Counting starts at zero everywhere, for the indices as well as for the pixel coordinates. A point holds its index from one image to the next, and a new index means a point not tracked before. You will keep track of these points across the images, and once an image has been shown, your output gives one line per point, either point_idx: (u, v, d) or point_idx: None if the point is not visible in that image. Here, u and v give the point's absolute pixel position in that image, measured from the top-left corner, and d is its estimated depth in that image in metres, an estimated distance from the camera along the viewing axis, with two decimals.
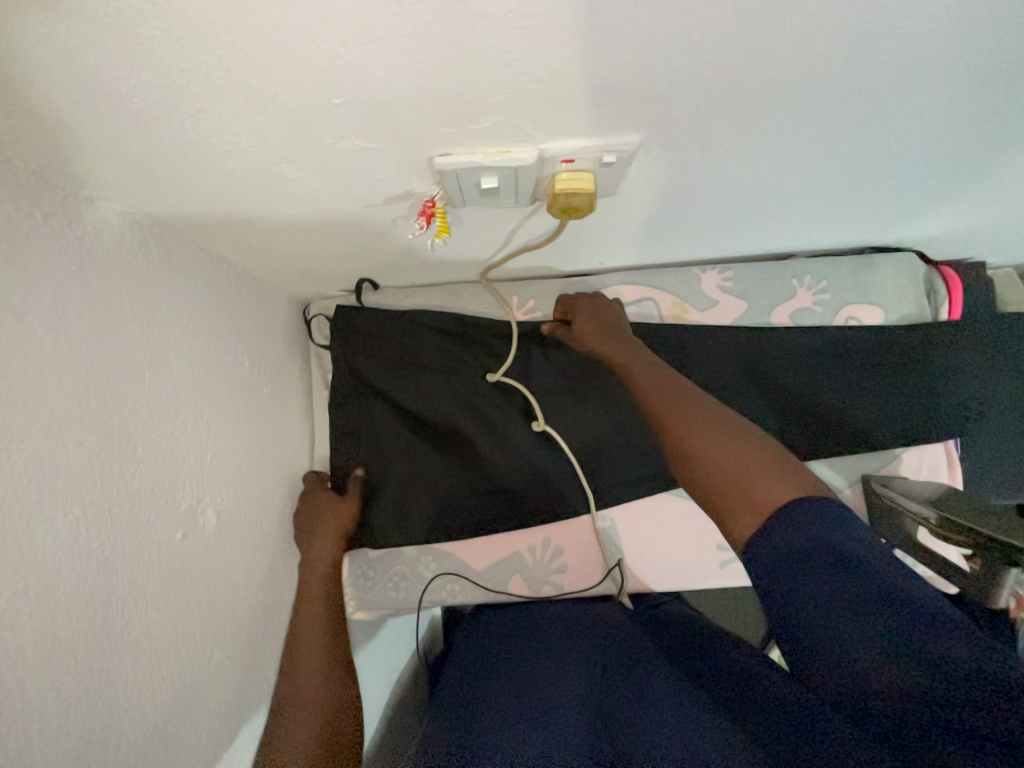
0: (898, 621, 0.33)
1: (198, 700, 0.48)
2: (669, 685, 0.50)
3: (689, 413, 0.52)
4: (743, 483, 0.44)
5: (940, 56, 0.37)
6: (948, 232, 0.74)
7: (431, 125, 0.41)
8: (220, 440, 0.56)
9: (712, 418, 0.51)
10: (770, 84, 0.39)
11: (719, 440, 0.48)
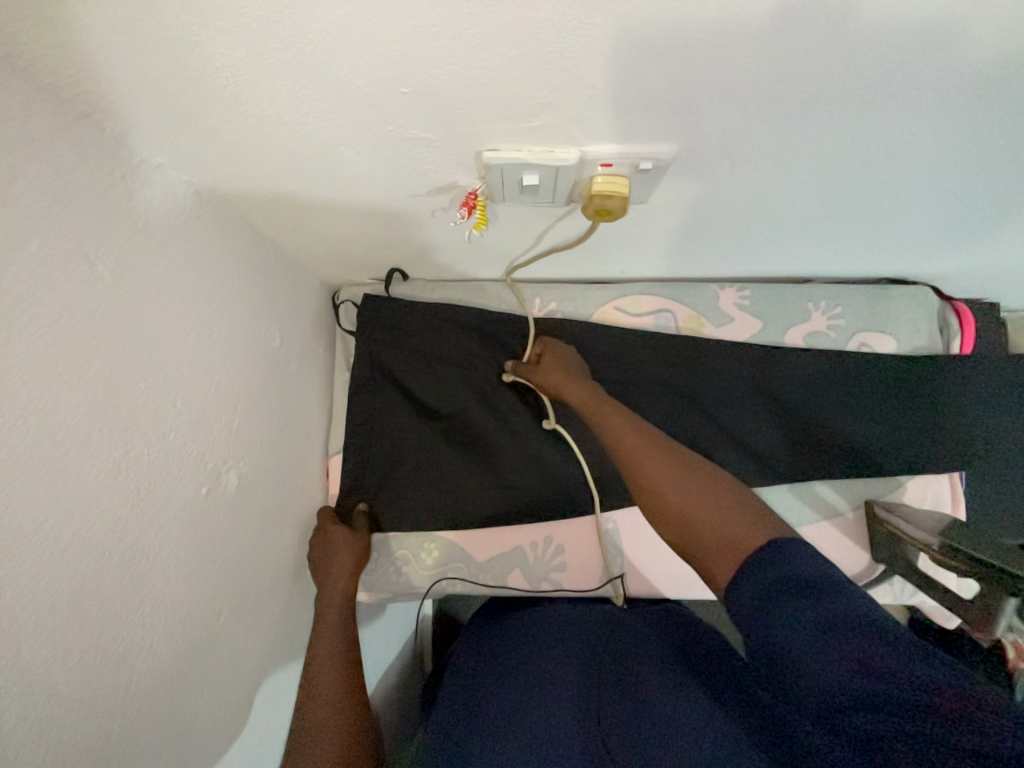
0: (867, 645, 0.34)
1: (217, 629, 0.53)
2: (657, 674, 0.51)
3: (666, 465, 0.56)
4: (717, 531, 0.48)
5: (1001, 76, 0.36)
6: (956, 269, 0.76)
7: (483, 119, 0.40)
8: (247, 401, 0.60)
9: (688, 468, 0.55)
10: (824, 97, 0.38)
11: (693, 493, 0.52)
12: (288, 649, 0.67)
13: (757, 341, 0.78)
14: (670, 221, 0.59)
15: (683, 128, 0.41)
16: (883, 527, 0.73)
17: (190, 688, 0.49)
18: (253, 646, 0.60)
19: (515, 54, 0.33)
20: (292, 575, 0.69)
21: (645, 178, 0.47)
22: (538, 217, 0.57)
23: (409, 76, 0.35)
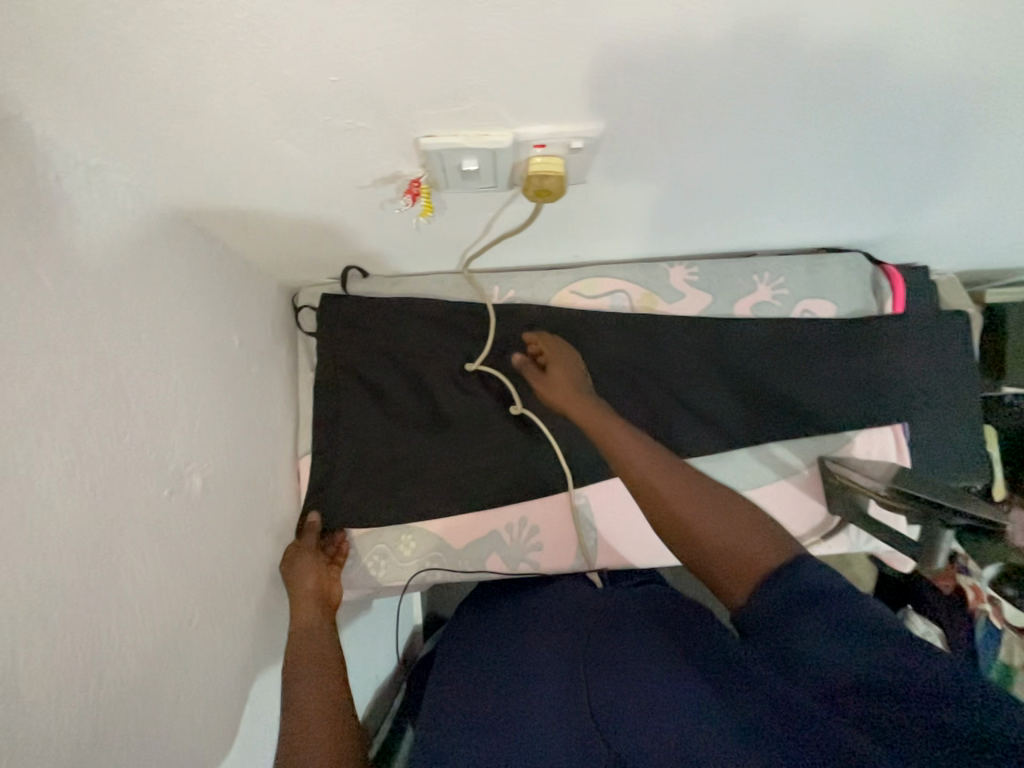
0: (894, 652, 0.36)
1: (190, 631, 0.53)
2: (639, 647, 0.51)
3: (679, 482, 0.53)
4: (733, 552, 0.47)
5: (892, 53, 0.40)
6: (883, 235, 0.81)
7: (415, 105, 0.41)
8: (207, 403, 0.60)
9: (700, 485, 0.53)
10: (733, 76, 0.41)
11: (714, 515, 0.50)
12: (269, 652, 0.67)
13: (708, 314, 0.82)
14: (613, 200, 0.62)
15: (608, 106, 0.43)
16: (837, 480, 0.77)
17: (166, 691, 0.49)
18: (230, 649, 0.60)
19: (437, 40, 0.35)
20: (268, 578, 0.69)
21: (579, 157, 0.50)
22: (484, 203, 0.59)
23: (337, 66, 0.37)
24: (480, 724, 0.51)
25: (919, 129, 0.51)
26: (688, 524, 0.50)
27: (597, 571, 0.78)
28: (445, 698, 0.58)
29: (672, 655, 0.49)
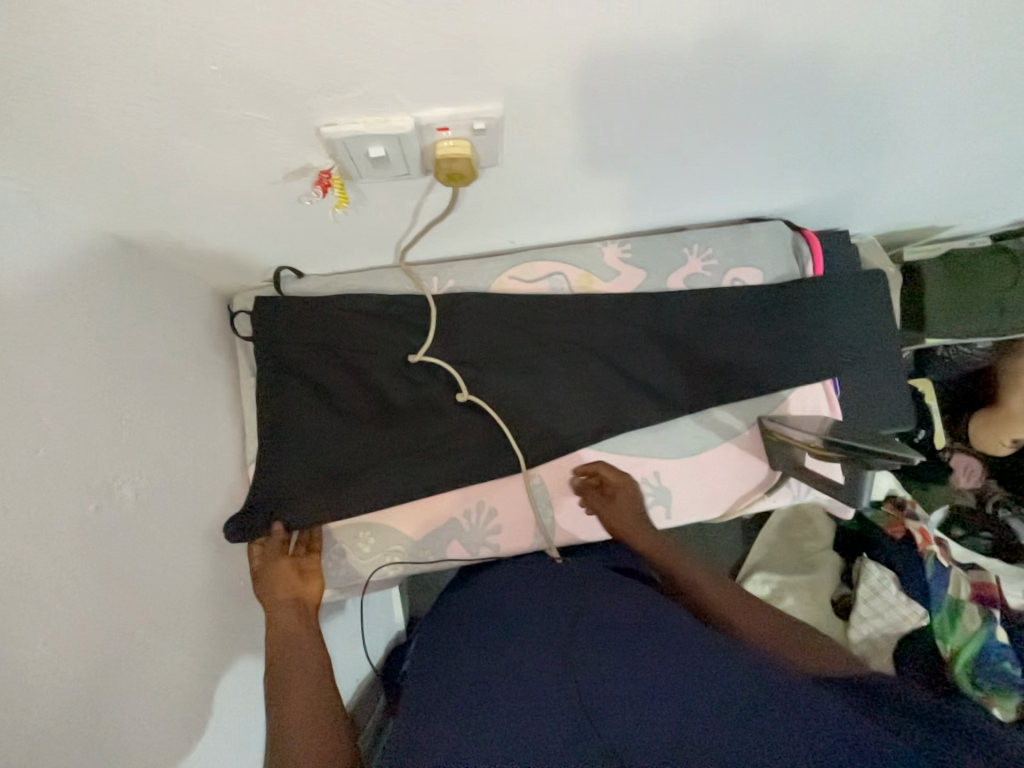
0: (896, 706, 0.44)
1: (135, 645, 0.52)
2: (622, 656, 0.57)
3: (746, 609, 0.64)
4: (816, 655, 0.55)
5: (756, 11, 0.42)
6: (798, 200, 0.86)
7: (305, 92, 0.41)
8: (135, 413, 0.59)
9: (757, 610, 0.64)
10: (611, 39, 0.43)
11: (765, 627, 0.60)
12: (228, 661, 0.66)
13: (643, 290, 0.84)
14: (532, 180, 0.63)
15: (499, 84, 0.45)
16: (775, 436, 0.81)
17: (111, 707, 0.49)
18: (184, 661, 0.59)
19: (309, 23, 0.36)
20: (219, 588, 0.68)
21: (485, 138, 0.51)
22: (405, 192, 0.60)
23: (213, 56, 0.37)
24: (475, 718, 0.55)
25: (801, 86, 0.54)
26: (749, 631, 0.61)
27: (557, 547, 0.80)
28: (438, 692, 0.62)
29: (669, 671, 0.53)
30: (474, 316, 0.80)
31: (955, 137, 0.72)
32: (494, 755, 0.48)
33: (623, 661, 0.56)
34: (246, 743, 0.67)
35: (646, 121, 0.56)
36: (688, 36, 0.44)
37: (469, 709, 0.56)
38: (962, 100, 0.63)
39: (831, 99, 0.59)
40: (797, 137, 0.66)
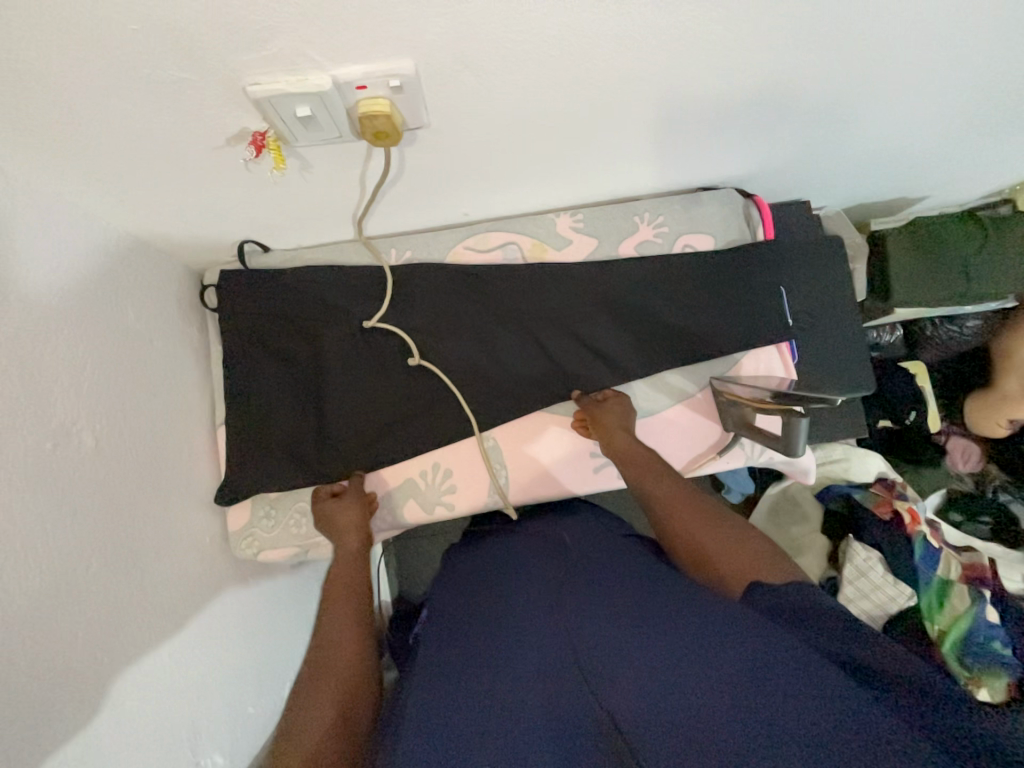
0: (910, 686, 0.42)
1: (89, 576, 0.57)
2: (621, 617, 0.55)
3: (694, 514, 0.67)
4: (747, 565, 0.60)
5: None
6: (748, 168, 0.87)
7: (226, 49, 0.46)
8: (96, 368, 0.63)
9: (707, 510, 0.68)
10: None
11: (705, 532, 0.64)
12: (189, 606, 0.70)
13: (596, 257, 0.87)
14: (469, 144, 0.66)
15: (405, 41, 0.48)
16: (724, 397, 0.83)
17: (62, 625, 0.52)
18: (144, 597, 0.63)
19: None
20: (178, 539, 0.72)
21: (405, 97, 0.54)
22: (345, 159, 0.64)
23: (132, 12, 0.42)
24: (472, 678, 0.53)
25: (708, 36, 0.56)
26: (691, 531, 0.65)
27: (511, 505, 0.82)
28: (428, 649, 0.62)
29: (671, 635, 0.50)
30: (429, 284, 0.84)
31: (893, 99, 0.73)
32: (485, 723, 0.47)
33: (622, 625, 0.53)
34: (208, 684, 0.70)
35: (563, 82, 0.59)
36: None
37: (455, 666, 0.56)
38: (889, 57, 0.64)
39: (755, 56, 0.61)
40: (729, 101, 0.68)
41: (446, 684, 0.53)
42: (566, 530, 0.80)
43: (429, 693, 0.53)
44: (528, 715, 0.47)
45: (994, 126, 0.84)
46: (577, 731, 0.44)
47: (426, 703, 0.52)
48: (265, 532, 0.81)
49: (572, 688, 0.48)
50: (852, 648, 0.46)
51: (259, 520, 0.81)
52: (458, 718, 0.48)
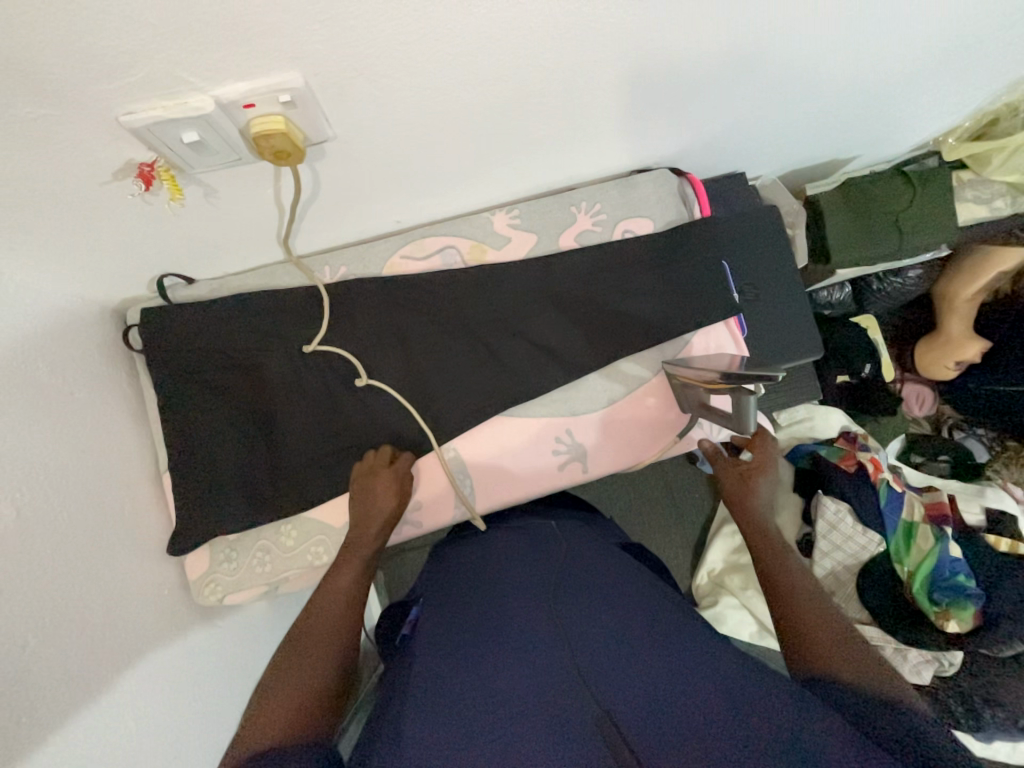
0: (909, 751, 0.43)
1: (25, 657, 0.53)
2: (619, 631, 0.57)
3: (792, 575, 0.65)
4: (836, 643, 0.55)
5: None
6: (679, 147, 0.87)
7: (86, 78, 0.42)
8: (8, 433, 0.59)
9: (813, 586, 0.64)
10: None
11: (808, 596, 0.62)
12: (151, 668, 0.67)
13: (536, 253, 0.85)
14: (382, 151, 0.63)
15: (287, 52, 0.45)
16: (678, 381, 0.82)
17: None
18: (97, 667, 0.60)
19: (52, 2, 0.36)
20: (131, 598, 0.68)
21: (300, 111, 0.51)
22: (250, 180, 0.60)
23: None
24: (475, 682, 0.53)
25: (608, 17, 0.54)
26: (777, 584, 0.65)
27: (479, 514, 0.81)
28: (426, 650, 0.62)
29: (674, 656, 0.53)
30: (369, 299, 0.81)
31: (810, 63, 0.73)
32: (486, 728, 0.47)
33: (618, 638, 0.56)
34: (184, 743, 0.67)
35: (466, 81, 0.57)
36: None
37: (452, 667, 0.56)
38: (795, 22, 0.64)
39: (667, 34, 0.59)
40: (646, 83, 0.67)
41: (446, 686, 0.54)
42: (558, 533, 0.81)
43: (430, 698, 0.53)
44: (533, 717, 0.48)
45: (910, 81, 0.85)
46: (576, 728, 0.46)
47: (430, 706, 0.52)
48: (228, 575, 0.77)
49: (570, 694, 0.50)
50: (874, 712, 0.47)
51: (219, 564, 0.78)
52: (459, 721, 0.49)
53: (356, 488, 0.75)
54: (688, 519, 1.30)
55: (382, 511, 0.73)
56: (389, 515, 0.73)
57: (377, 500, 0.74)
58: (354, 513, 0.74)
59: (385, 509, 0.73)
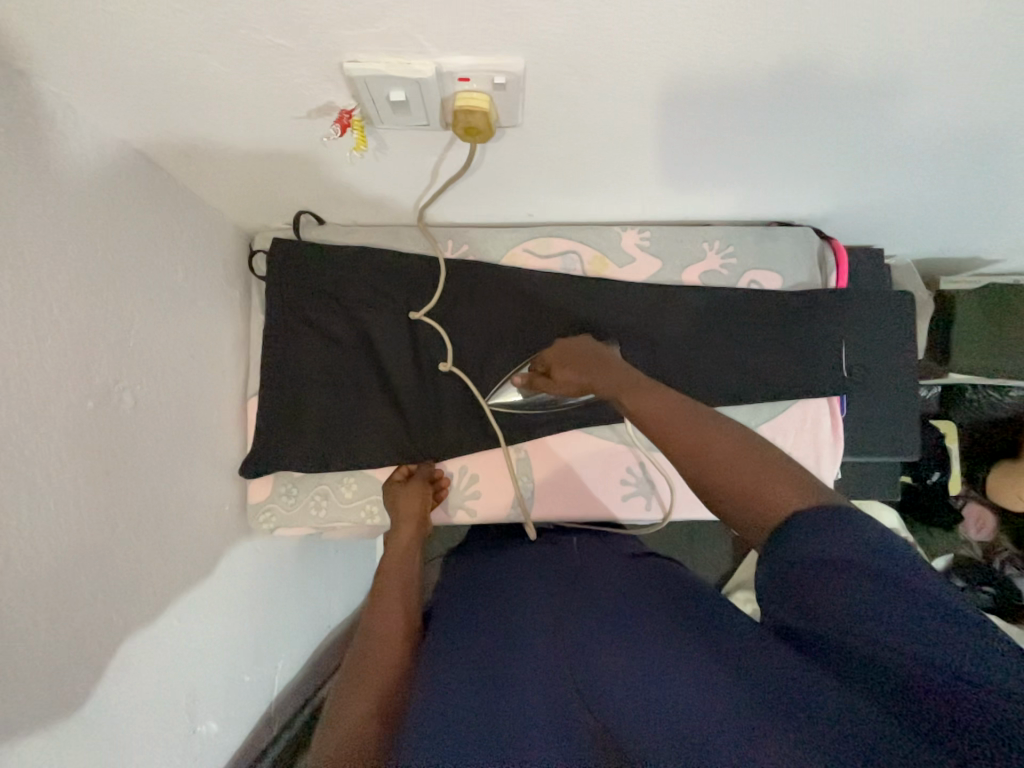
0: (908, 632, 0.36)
1: (113, 539, 0.56)
2: (631, 624, 0.53)
3: (695, 422, 0.53)
4: (770, 500, 0.45)
5: None
6: (830, 210, 0.83)
7: (332, 24, 0.43)
8: (143, 325, 0.62)
9: (724, 427, 0.51)
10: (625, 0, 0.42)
11: (711, 441, 0.50)
12: (202, 574, 0.70)
13: (655, 279, 0.84)
14: (555, 147, 0.63)
15: (521, 38, 0.45)
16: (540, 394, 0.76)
17: (85, 590, 0.52)
18: (161, 563, 0.63)
19: None
20: (200, 504, 0.72)
21: (505, 95, 0.51)
22: (423, 147, 0.61)
23: None
24: (484, 675, 0.50)
25: (825, 76, 0.53)
26: (684, 457, 0.51)
27: (532, 522, 0.81)
28: (438, 637, 0.59)
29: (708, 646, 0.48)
30: (483, 284, 0.81)
31: (1007, 162, 0.68)
32: (487, 730, 0.43)
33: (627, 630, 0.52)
34: (211, 651, 0.70)
35: (658, 103, 0.56)
36: (730, 6, 0.43)
37: (462, 672, 0.51)
38: (1019, 117, 0.60)
39: (884, 101, 0.57)
40: (833, 143, 0.64)
41: (454, 688, 0.49)
42: (586, 539, 0.76)
43: (437, 685, 0.49)
44: (537, 720, 0.43)
45: None
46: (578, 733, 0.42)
47: (439, 692, 0.48)
48: (285, 508, 0.80)
49: (571, 695, 0.46)
50: (834, 569, 0.39)
51: (279, 495, 0.80)
52: (463, 715, 0.45)
53: (386, 499, 0.77)
54: (698, 573, 1.25)
55: (411, 517, 0.75)
56: (417, 511, 0.75)
57: (406, 501, 0.76)
58: (399, 514, 0.75)
59: (410, 515, 0.75)
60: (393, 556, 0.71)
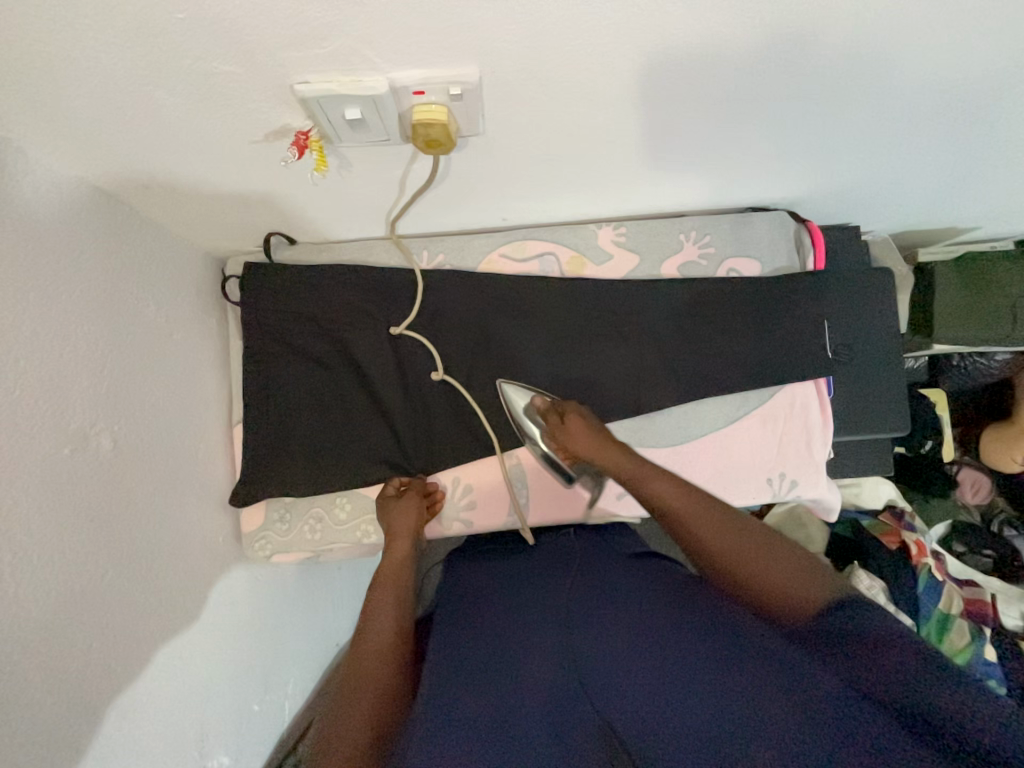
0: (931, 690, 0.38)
1: (103, 584, 0.55)
2: (629, 626, 0.53)
3: (714, 515, 0.58)
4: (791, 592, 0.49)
5: None
6: (803, 192, 0.83)
7: (276, 46, 0.42)
8: (117, 365, 0.61)
9: (744, 523, 0.57)
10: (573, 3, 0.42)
11: (731, 534, 0.55)
12: (201, 609, 0.69)
13: (635, 275, 0.83)
14: (520, 151, 0.62)
15: (473, 48, 0.45)
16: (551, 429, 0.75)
17: (79, 639, 0.51)
18: (157, 603, 0.62)
19: None
20: (193, 539, 0.71)
21: (463, 104, 0.51)
22: (387, 161, 0.60)
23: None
24: (488, 681, 0.50)
25: (782, 62, 0.52)
26: (707, 546, 0.56)
27: (529, 528, 0.80)
28: (441, 638, 0.59)
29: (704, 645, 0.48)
30: (461, 292, 0.80)
31: (972, 131, 0.69)
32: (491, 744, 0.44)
33: (625, 633, 0.52)
34: (215, 686, 0.70)
35: (619, 99, 0.55)
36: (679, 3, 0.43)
37: (466, 677, 0.51)
38: (977, 89, 0.60)
39: (842, 82, 0.57)
40: (796, 127, 0.64)
41: (460, 695, 0.49)
42: (580, 538, 0.77)
43: (443, 692, 0.49)
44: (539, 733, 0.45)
45: None
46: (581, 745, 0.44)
47: (443, 701, 0.48)
48: (280, 535, 0.79)
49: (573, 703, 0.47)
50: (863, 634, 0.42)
51: (272, 523, 0.79)
52: (468, 726, 0.45)
53: (380, 512, 0.76)
54: None
55: (406, 531, 0.73)
56: (412, 526, 0.74)
57: (402, 516, 0.75)
58: (393, 527, 0.74)
59: (406, 531, 0.73)
60: (387, 569, 0.70)
